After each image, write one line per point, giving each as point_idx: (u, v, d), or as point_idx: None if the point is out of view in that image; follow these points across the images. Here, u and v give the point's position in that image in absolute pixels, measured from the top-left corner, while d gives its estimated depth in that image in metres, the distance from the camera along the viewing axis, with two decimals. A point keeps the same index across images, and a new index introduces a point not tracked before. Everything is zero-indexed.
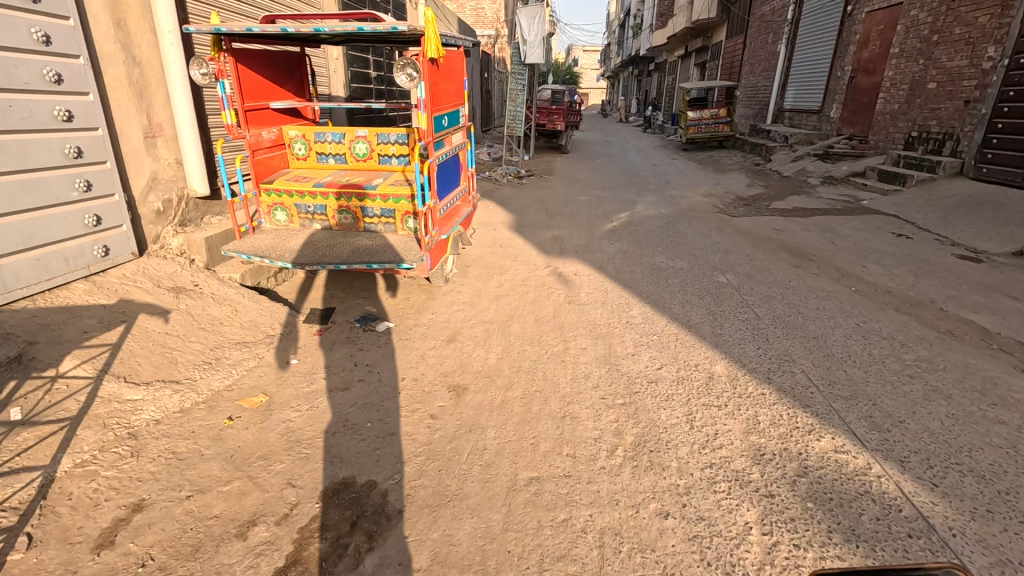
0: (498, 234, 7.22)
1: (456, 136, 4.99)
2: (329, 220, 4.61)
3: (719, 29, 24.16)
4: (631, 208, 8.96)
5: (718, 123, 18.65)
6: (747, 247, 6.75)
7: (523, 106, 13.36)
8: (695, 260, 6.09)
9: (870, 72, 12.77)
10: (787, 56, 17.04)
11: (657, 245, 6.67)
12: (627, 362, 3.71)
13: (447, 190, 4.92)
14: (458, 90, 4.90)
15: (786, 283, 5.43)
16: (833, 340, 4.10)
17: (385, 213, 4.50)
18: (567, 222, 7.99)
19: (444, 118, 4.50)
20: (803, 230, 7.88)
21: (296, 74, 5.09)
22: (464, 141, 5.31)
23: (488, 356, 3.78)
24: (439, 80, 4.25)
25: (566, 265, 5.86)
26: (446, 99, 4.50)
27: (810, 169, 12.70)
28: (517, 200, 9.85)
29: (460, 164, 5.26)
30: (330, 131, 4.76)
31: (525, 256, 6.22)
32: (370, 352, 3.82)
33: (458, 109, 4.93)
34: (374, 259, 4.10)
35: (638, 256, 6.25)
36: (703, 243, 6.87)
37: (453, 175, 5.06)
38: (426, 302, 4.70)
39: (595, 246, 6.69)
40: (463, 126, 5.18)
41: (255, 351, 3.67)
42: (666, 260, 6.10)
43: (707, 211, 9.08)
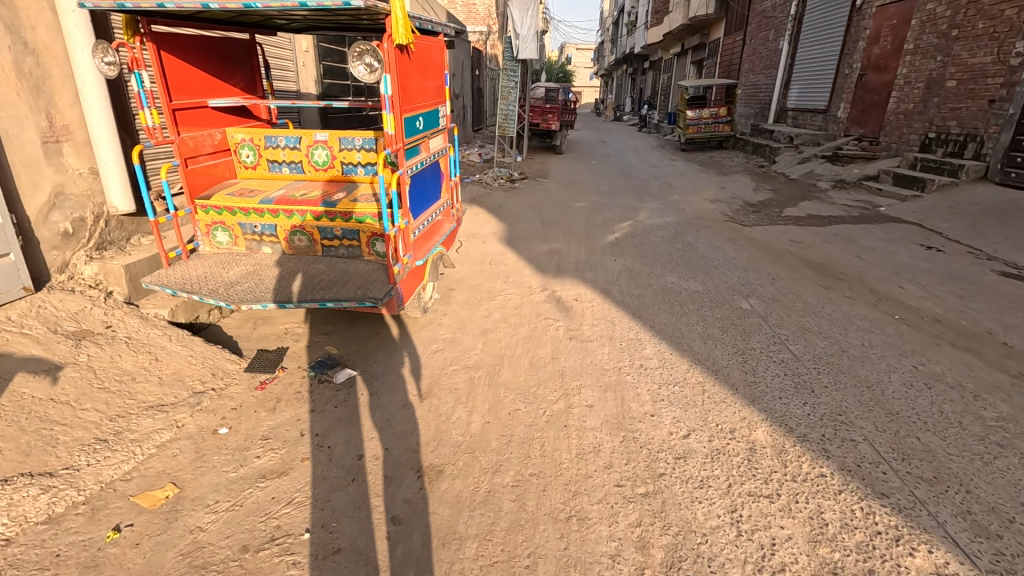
0: (488, 249, 6.44)
1: (435, 141, 4.20)
2: (280, 243, 3.81)
3: (717, 26, 23.52)
4: (634, 217, 8.22)
5: (718, 122, 17.99)
6: (766, 264, 6.02)
7: (515, 104, 12.60)
8: (711, 281, 5.36)
9: (881, 69, 12.11)
10: (790, 53, 16.38)
11: (666, 262, 5.92)
12: (645, 428, 2.96)
13: (424, 204, 4.14)
14: (436, 86, 4.11)
15: (819, 309, 4.70)
16: (892, 391, 3.37)
17: (347, 235, 3.70)
18: (564, 233, 7.23)
19: (419, 119, 3.72)
20: (824, 241, 7.17)
21: (245, 67, 4.28)
22: (446, 146, 4.53)
23: (470, 421, 3.00)
24: (410, 73, 3.45)
25: (565, 287, 5.10)
26: (421, 96, 3.71)
27: (818, 171, 12.02)
28: (509, 206, 9.10)
29: (440, 173, 4.47)
30: (283, 134, 3.96)
31: (518, 276, 5.46)
32: (322, 413, 3.05)
33: (436, 109, 4.15)
34: (328, 295, 3.26)
35: (645, 275, 5.50)
36: (717, 259, 6.15)
37: (431, 187, 4.27)
38: (400, 341, 3.93)
39: (597, 262, 5.93)
40: (442, 129, 4.40)
41: (172, 418, 2.87)
42: (678, 280, 5.37)
43: (715, 219, 8.37)
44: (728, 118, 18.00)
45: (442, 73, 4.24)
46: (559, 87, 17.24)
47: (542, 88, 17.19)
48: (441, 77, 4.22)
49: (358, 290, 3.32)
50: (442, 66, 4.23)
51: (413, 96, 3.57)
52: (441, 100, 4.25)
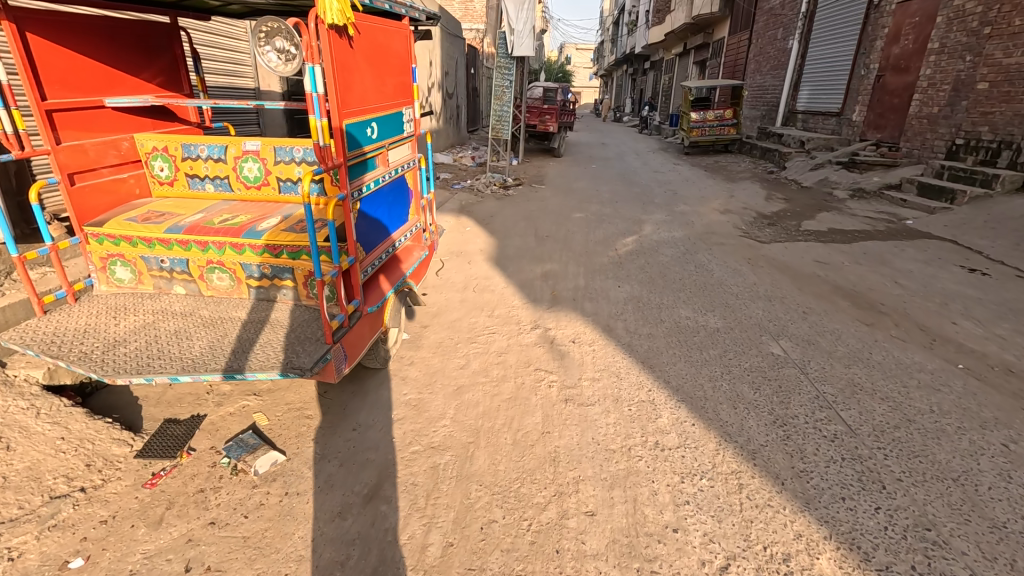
0: (473, 270, 5.62)
1: (397, 151, 3.39)
2: (193, 281, 2.98)
3: (721, 26, 22.75)
4: (638, 231, 7.41)
5: (723, 125, 17.20)
6: (793, 292, 5.21)
7: (510, 105, 11.80)
8: (733, 316, 4.55)
9: (900, 70, 11.33)
10: (800, 53, 15.58)
11: (678, 290, 5.12)
12: (666, 556, 2.16)
13: (383, 231, 3.31)
14: (399, 82, 3.29)
15: (866, 356, 3.91)
16: (990, 488, 2.56)
17: (277, 272, 2.86)
18: (560, 250, 6.42)
19: (372, 125, 2.90)
20: (852, 261, 6.37)
21: (163, 56, 3.46)
22: (413, 158, 3.72)
23: (427, 544, 2.19)
24: (355, 65, 2.63)
25: (561, 324, 4.29)
26: (373, 96, 2.89)
27: (834, 179, 11.23)
28: (500, 216, 8.29)
29: (405, 191, 3.66)
30: (204, 142, 3.15)
31: (505, 308, 4.64)
32: (226, 529, 2.23)
33: (398, 113, 3.34)
34: (239, 362, 2.40)
35: (654, 307, 4.70)
36: (736, 284, 5.36)
37: (393, 210, 3.45)
38: (350, 406, 3.10)
39: (598, 289, 5.11)
40: (408, 138, 3.59)
41: (6, 545, 2.06)
42: (693, 314, 4.56)
43: (728, 233, 7.57)
44: (734, 121, 17.22)
45: (407, 68, 3.43)
46: (557, 87, 16.44)
47: (540, 88, 16.35)
48: (405, 73, 3.40)
49: (280, 354, 2.46)
50: (407, 59, 3.42)
51: (362, 96, 2.75)
52: (404, 102, 3.44)
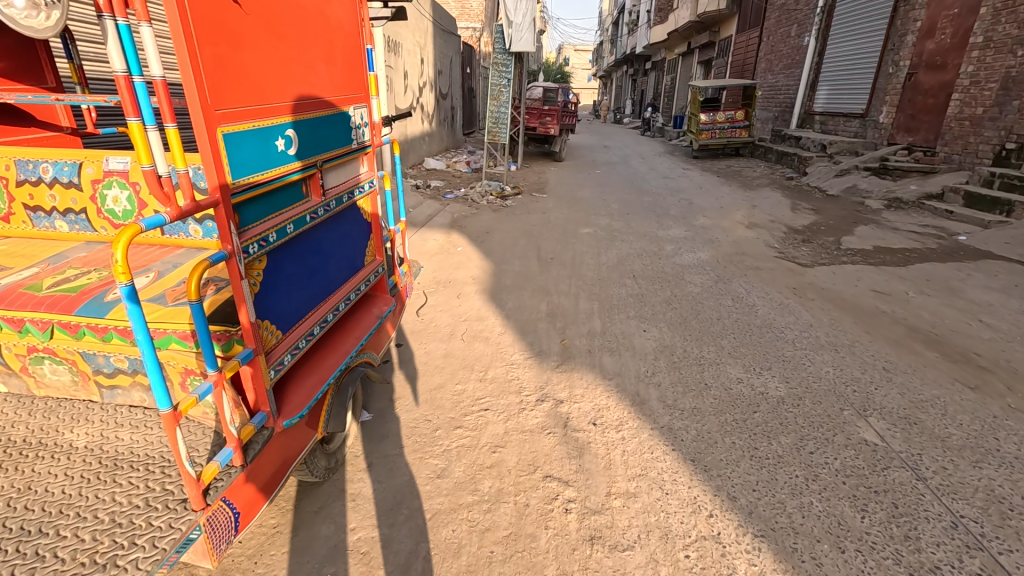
0: (462, 308, 4.57)
1: (343, 171, 2.31)
2: (14, 372, 1.93)
3: (729, 23, 21.75)
4: (656, 251, 6.37)
5: (734, 127, 16.19)
6: (861, 337, 4.18)
7: (507, 106, 10.77)
8: (796, 378, 3.51)
9: (936, 67, 10.35)
10: (817, 51, 14.58)
11: (718, 337, 4.09)
12: None
13: (326, 287, 2.23)
14: (340, 70, 2.21)
15: (994, 447, 2.86)
16: None
17: (135, 367, 1.80)
18: (568, 278, 5.39)
19: (289, 134, 1.81)
20: (917, 290, 5.34)
21: (13, 36, 2.58)
22: (371, 177, 2.65)
23: None
24: (246, 33, 1.55)
25: (576, 395, 3.25)
26: (290, 88, 1.81)
27: (864, 187, 10.22)
28: (497, 232, 7.26)
29: (361, 227, 2.58)
30: (50, 159, 2.33)
31: (502, 366, 3.59)
32: None
33: (343, 115, 2.25)
34: (20, 560, 1.32)
35: (694, 364, 3.66)
36: (788, 326, 4.33)
37: (342, 253, 2.37)
38: (267, 561, 2.05)
39: (617, 335, 4.08)
40: (363, 152, 2.52)
41: None
42: (744, 375, 3.53)
43: (761, 252, 6.53)
44: (746, 123, 16.22)
45: (355, 51, 2.35)
46: (559, 86, 15.41)
47: (540, 88, 15.36)
48: (351, 58, 2.32)
49: (97, 539, 1.39)
50: (353, 38, 2.33)
51: (265, 86, 1.66)
52: (352, 100, 2.36)
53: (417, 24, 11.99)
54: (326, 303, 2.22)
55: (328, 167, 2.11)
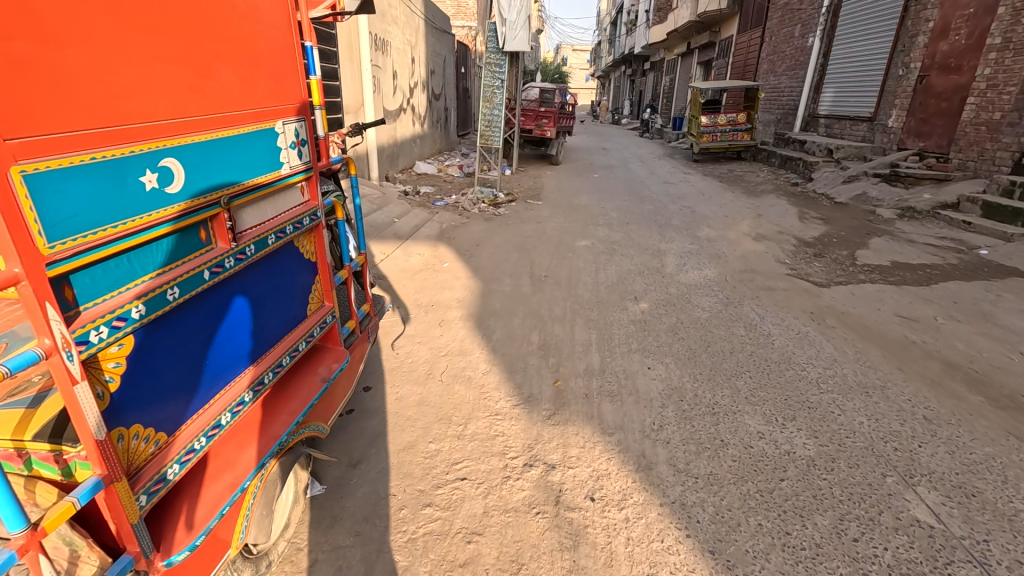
0: (444, 339, 4.07)
1: (264, 206, 1.83)
2: None
3: (729, 23, 21.31)
4: (659, 268, 5.88)
5: (736, 130, 15.73)
6: (893, 376, 3.69)
7: (501, 108, 10.27)
8: (826, 432, 3.03)
9: (949, 70, 9.90)
10: (822, 52, 14.13)
11: (732, 377, 3.61)
12: None
13: (243, 356, 1.77)
14: (255, 73, 1.72)
15: None
16: None
17: None
18: (563, 301, 4.90)
19: (165, 164, 1.32)
20: (945, 314, 4.87)
21: None
22: (319, 208, 2.19)
23: None
24: (73, 21, 1.06)
25: (571, 457, 2.75)
26: (166, 99, 1.32)
27: (874, 194, 9.76)
28: (488, 245, 6.76)
29: (300, 271, 2.12)
30: None
31: (485, 416, 3.09)
32: None
33: (263, 133, 1.76)
34: None
35: (707, 413, 3.18)
36: (808, 363, 3.84)
37: (270, 309, 1.91)
38: None
39: (618, 374, 3.59)
40: (299, 179, 2.05)
41: None
42: (766, 429, 3.04)
43: (771, 269, 6.06)
44: (748, 125, 15.75)
45: (279, 46, 1.85)
46: (556, 87, 14.93)
47: (537, 89, 14.91)
48: (273, 59, 1.82)
49: None
50: (276, 33, 1.83)
51: (116, 98, 1.17)
52: (278, 113, 1.86)
53: (408, 22, 11.50)
54: (242, 376, 1.77)
55: (240, 201, 1.64)
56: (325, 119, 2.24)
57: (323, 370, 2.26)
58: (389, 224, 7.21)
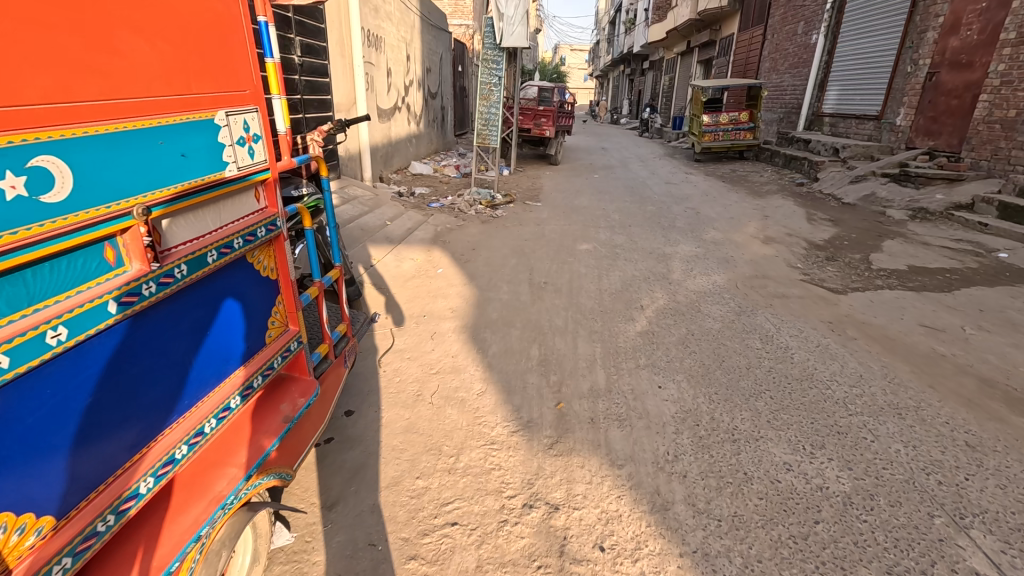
0: (436, 353, 3.75)
1: (204, 218, 1.57)
2: None
3: (730, 21, 21.04)
4: (665, 274, 5.57)
5: (738, 129, 15.44)
6: (926, 395, 3.38)
7: (498, 106, 9.95)
8: (861, 463, 2.71)
9: (959, 66, 9.63)
10: (827, 49, 13.84)
11: (751, 397, 3.29)
12: None
13: (172, 400, 1.52)
14: (182, 52, 1.43)
15: None
16: None
17: None
18: (564, 310, 4.58)
19: (32, 166, 1.03)
20: (972, 324, 4.56)
21: None
22: (279, 216, 1.92)
23: None
24: None
25: (576, 497, 2.42)
26: (36, 79, 1.03)
27: (883, 194, 9.46)
28: (484, 249, 6.44)
29: (256, 295, 1.88)
30: None
31: (480, 445, 2.76)
32: None
33: (196, 129, 1.48)
34: None
35: (726, 440, 2.86)
36: (832, 381, 3.52)
37: (211, 342, 1.66)
38: None
39: (626, 395, 3.27)
40: (253, 185, 1.79)
41: None
42: (794, 460, 2.72)
43: (783, 274, 5.75)
44: (750, 124, 15.46)
45: (217, 15, 1.56)
46: (555, 86, 14.64)
47: (535, 87, 14.62)
48: (209, 36, 1.53)
49: None
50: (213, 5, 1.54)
51: None
52: (217, 102, 1.57)
53: (403, 18, 11.18)
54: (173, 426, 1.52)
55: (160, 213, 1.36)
56: (286, 110, 1.90)
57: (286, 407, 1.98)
58: (381, 227, 6.88)
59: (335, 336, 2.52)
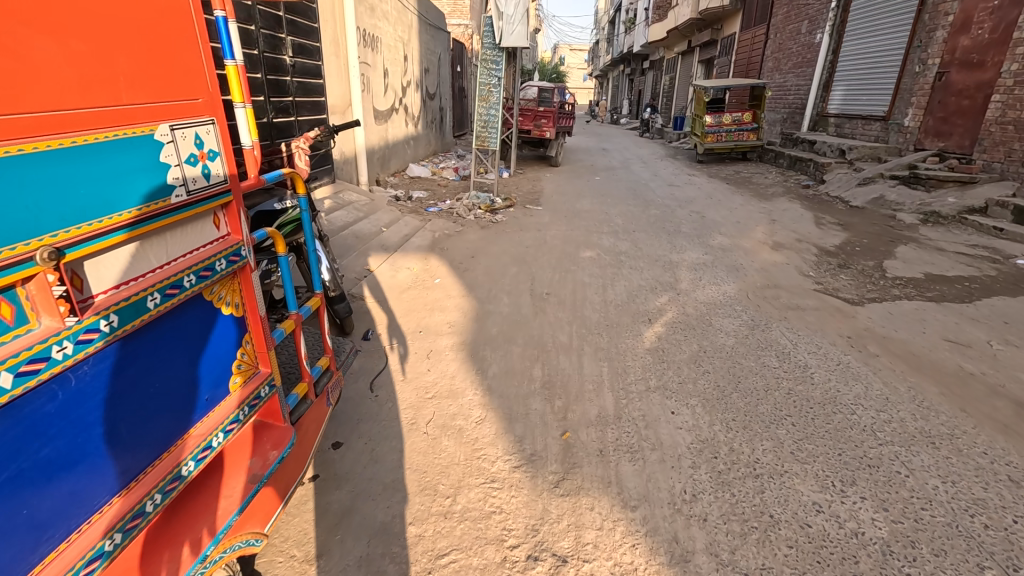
0: (432, 375, 3.51)
1: (145, 255, 1.36)
2: None
3: (732, 20, 20.80)
4: (672, 284, 5.33)
5: (741, 130, 15.20)
6: (960, 422, 3.13)
7: (498, 107, 9.70)
8: (897, 503, 2.47)
9: (969, 65, 9.39)
10: (832, 48, 13.60)
11: (770, 424, 3.04)
12: None
13: (99, 478, 1.27)
14: (109, 57, 1.20)
15: None
16: None
17: None
18: (568, 324, 4.34)
19: None
20: (998, 338, 4.32)
21: None
22: (244, 244, 1.72)
23: None
24: None
25: (585, 547, 2.18)
26: None
27: (892, 197, 9.23)
28: (483, 256, 6.20)
29: (219, 336, 1.66)
30: None
31: (479, 485, 2.52)
32: None
33: (129, 151, 1.26)
34: None
35: (748, 476, 2.62)
36: (857, 406, 3.27)
37: (152, 401, 1.42)
38: None
39: (637, 423, 3.03)
40: (212, 211, 1.60)
41: None
42: (824, 501, 2.47)
43: (795, 283, 5.51)
44: (753, 125, 15.22)
45: (154, 11, 1.31)
46: (555, 86, 14.40)
47: (535, 88, 14.40)
48: (147, 38, 1.30)
49: None
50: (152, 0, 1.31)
51: None
52: (157, 115, 1.34)
53: (400, 17, 10.93)
54: (102, 510, 1.28)
55: (121, 239, 1.26)
56: (254, 120, 1.70)
57: (255, 463, 1.73)
58: (377, 233, 6.64)
59: (315, 373, 2.32)
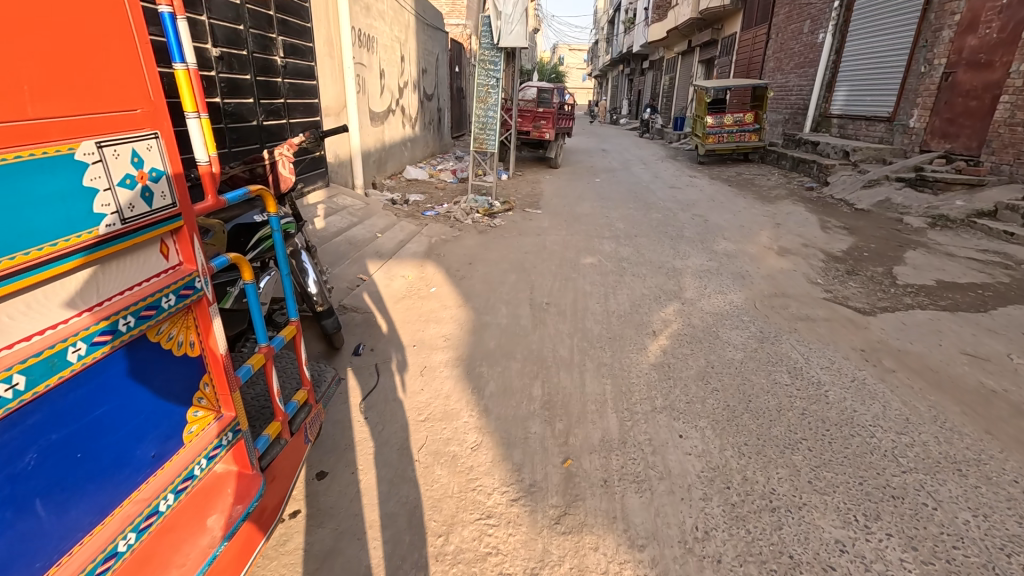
0: (426, 394, 3.32)
1: (74, 301, 1.21)
2: None
3: (732, 20, 20.61)
4: (677, 292, 5.14)
5: (743, 131, 15.01)
6: (988, 446, 2.94)
7: (496, 108, 9.50)
8: (927, 541, 2.28)
9: (977, 65, 9.22)
10: (835, 48, 13.42)
11: (786, 450, 2.85)
12: None
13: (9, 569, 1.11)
14: (16, 67, 1.04)
15: None
16: None
17: None
18: (569, 337, 4.15)
19: None
20: (1019, 351, 4.13)
21: None
22: (199, 274, 1.55)
23: None
24: None
25: None
26: None
27: (899, 200, 9.05)
28: (481, 263, 6.01)
29: (166, 386, 1.51)
30: None
31: (474, 521, 2.33)
32: None
33: (43, 175, 1.11)
34: None
35: (764, 510, 2.43)
36: (877, 428, 3.08)
37: (75, 471, 1.26)
38: None
39: (643, 448, 2.84)
40: (161, 238, 1.44)
41: None
42: (848, 540, 2.28)
43: (804, 291, 5.32)
44: (755, 126, 15.04)
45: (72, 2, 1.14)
46: (554, 87, 14.22)
47: (534, 89, 14.22)
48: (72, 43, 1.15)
49: None
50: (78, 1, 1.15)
51: None
52: (85, 130, 1.19)
53: (396, 16, 10.73)
54: None
55: (53, 273, 1.14)
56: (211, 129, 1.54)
57: (216, 522, 1.53)
58: (372, 239, 6.46)
59: (291, 411, 2.16)
